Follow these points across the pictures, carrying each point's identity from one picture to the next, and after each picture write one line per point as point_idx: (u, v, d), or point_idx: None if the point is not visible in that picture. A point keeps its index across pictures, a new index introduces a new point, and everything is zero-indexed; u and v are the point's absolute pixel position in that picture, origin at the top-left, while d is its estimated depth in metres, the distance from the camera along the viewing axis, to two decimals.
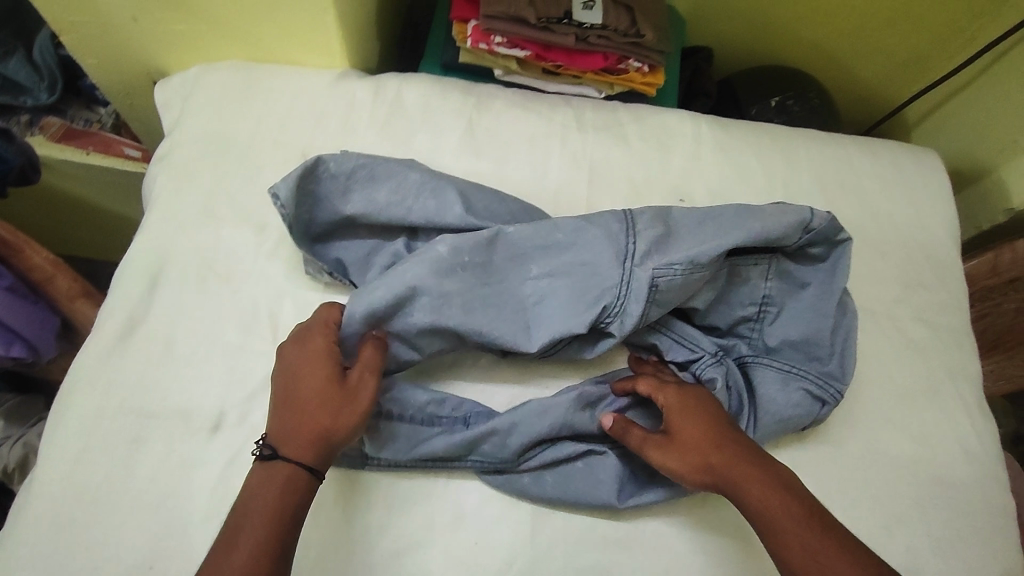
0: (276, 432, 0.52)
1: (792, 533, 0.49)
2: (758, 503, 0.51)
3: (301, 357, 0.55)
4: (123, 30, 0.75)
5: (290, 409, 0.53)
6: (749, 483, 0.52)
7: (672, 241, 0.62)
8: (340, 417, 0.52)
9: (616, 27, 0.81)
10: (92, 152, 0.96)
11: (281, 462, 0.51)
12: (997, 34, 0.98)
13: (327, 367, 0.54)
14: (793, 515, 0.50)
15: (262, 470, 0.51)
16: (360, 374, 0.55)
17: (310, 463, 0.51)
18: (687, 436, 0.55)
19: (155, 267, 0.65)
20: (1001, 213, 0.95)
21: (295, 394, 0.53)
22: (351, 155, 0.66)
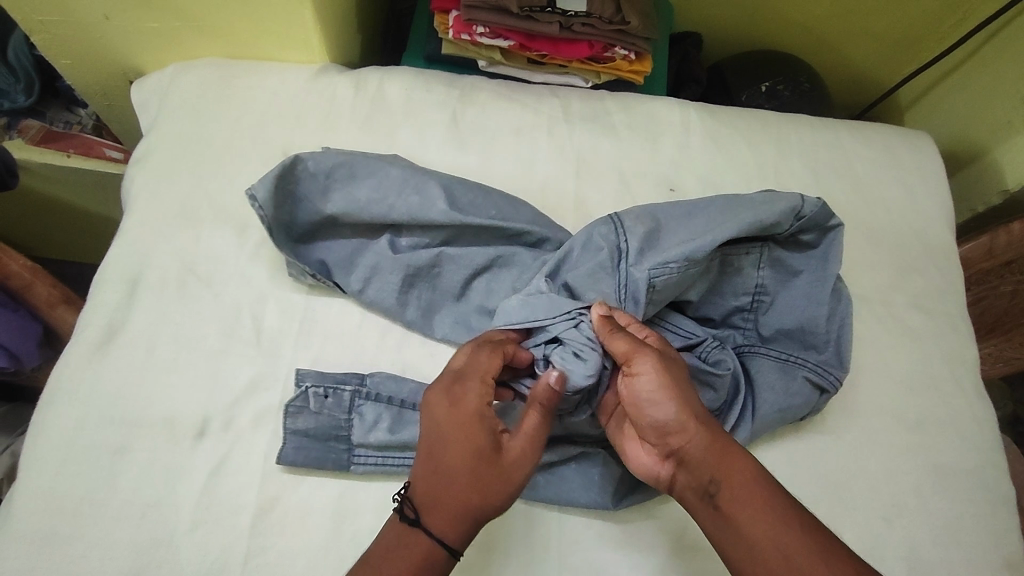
0: (419, 493, 0.48)
1: (755, 490, 0.48)
2: (726, 452, 0.50)
3: (450, 407, 0.49)
4: (95, 30, 0.73)
5: (437, 477, 0.48)
6: (720, 433, 0.51)
7: (665, 238, 0.61)
8: (492, 496, 0.47)
9: (600, 14, 0.79)
10: (72, 155, 0.94)
11: (422, 534, 0.47)
12: (989, 13, 0.96)
13: (487, 433, 0.49)
14: (754, 476, 0.49)
15: (404, 538, 0.47)
16: (521, 447, 0.49)
17: (453, 540, 0.47)
18: (673, 367, 0.52)
19: (135, 272, 0.64)
20: (996, 194, 0.93)
21: (443, 459, 0.48)
22: (330, 153, 0.65)
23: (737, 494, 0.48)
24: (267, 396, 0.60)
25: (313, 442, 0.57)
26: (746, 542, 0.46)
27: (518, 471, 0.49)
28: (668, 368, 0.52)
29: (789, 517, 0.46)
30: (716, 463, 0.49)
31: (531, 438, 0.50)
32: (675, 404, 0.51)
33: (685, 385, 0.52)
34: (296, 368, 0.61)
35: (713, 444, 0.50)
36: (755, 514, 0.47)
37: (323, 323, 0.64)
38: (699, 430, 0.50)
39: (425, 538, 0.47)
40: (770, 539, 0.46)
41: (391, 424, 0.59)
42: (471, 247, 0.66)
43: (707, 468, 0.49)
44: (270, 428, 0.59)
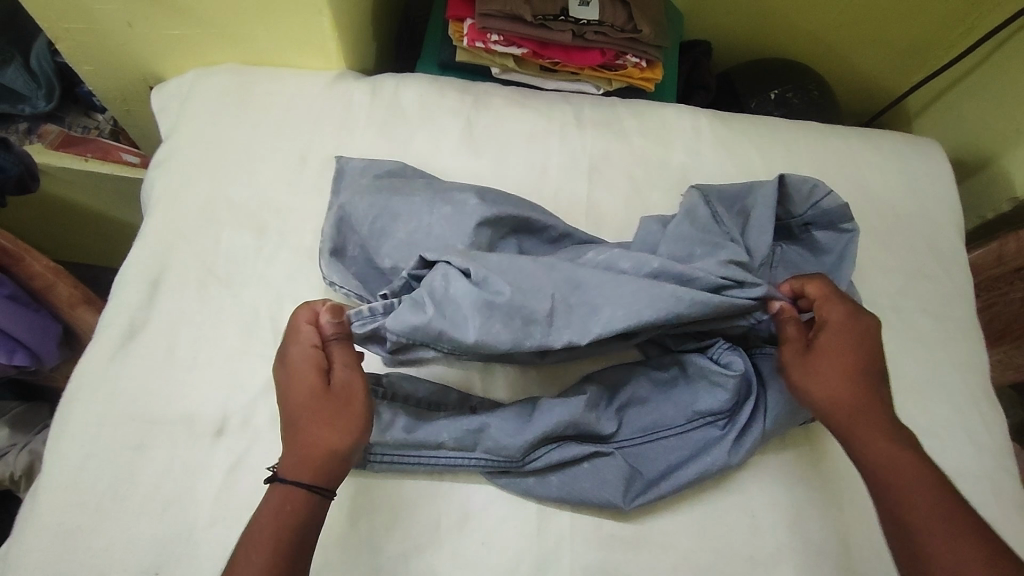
0: (291, 438, 0.50)
1: (896, 467, 0.52)
2: (863, 432, 0.54)
3: (292, 358, 0.53)
4: (119, 36, 0.75)
5: (295, 413, 0.51)
6: (858, 409, 0.54)
7: (697, 249, 0.62)
8: (340, 426, 0.50)
9: (612, 23, 0.80)
10: (91, 159, 0.96)
11: (280, 486, 0.48)
12: (997, 22, 0.97)
13: (309, 373, 0.52)
14: (894, 450, 0.52)
15: (268, 493, 0.49)
16: (345, 373, 0.53)
17: (314, 477, 0.49)
18: (840, 354, 0.56)
19: (156, 272, 0.65)
20: (1006, 202, 0.94)
21: (318, 403, 0.51)
22: (355, 162, 0.68)
23: (873, 472, 0.52)
24: None
25: None
26: (886, 517, 0.51)
27: (351, 400, 0.52)
28: (813, 361, 0.56)
29: (931, 492, 0.50)
30: (857, 445, 0.53)
31: (351, 373, 0.53)
32: (818, 394, 0.55)
33: (844, 376, 0.55)
34: None
35: (848, 424, 0.54)
36: (900, 494, 0.51)
37: None
38: (840, 412, 0.54)
39: (284, 488, 0.48)
40: (907, 512, 0.50)
41: (407, 423, 0.58)
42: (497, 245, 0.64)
43: (850, 447, 0.54)
44: None
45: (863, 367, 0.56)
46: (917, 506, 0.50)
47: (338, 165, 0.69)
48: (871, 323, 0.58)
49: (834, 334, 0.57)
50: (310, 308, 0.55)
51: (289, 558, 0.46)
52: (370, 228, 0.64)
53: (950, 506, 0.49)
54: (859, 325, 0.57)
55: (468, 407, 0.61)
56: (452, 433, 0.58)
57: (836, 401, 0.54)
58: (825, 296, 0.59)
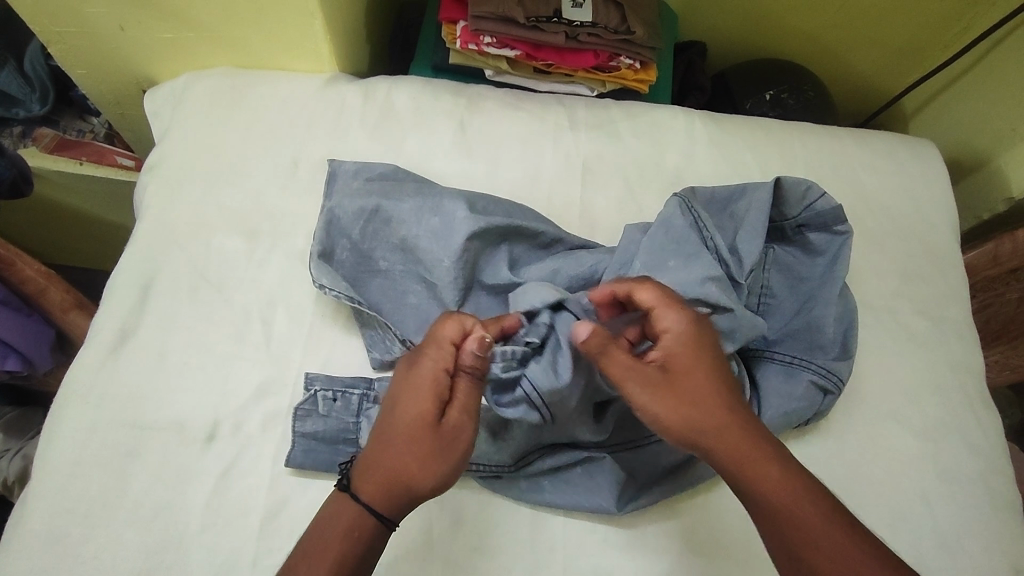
0: (369, 460, 0.48)
1: (791, 497, 0.47)
2: (744, 461, 0.48)
3: (410, 377, 0.49)
4: (110, 40, 0.74)
5: (393, 434, 0.48)
6: (735, 436, 0.48)
7: (671, 263, 0.60)
8: (432, 468, 0.47)
9: (606, 25, 0.80)
10: (85, 163, 0.95)
11: (352, 502, 0.47)
12: (992, 22, 0.97)
13: (428, 401, 0.48)
14: (780, 479, 0.47)
15: (338, 502, 0.47)
16: (460, 416, 0.48)
17: (388, 507, 0.47)
18: (697, 378, 0.50)
19: (147, 277, 0.65)
20: (1001, 202, 0.94)
21: (407, 433, 0.47)
22: (348, 164, 0.68)
23: (763, 509, 0.47)
24: (275, 400, 0.61)
25: (321, 444, 0.58)
26: (780, 555, 0.46)
27: (455, 450, 0.48)
28: (653, 390, 0.49)
29: (824, 521, 0.46)
30: (743, 476, 0.48)
31: (468, 410, 0.49)
32: (684, 428, 0.49)
33: (706, 399, 0.49)
34: (305, 372, 0.62)
35: (733, 456, 0.48)
36: (793, 527, 0.46)
37: (331, 329, 0.64)
38: (714, 442, 0.48)
39: (355, 504, 0.46)
40: (803, 547, 0.45)
41: None
42: (486, 252, 0.64)
43: (733, 482, 0.48)
44: (280, 431, 0.60)
45: (723, 387, 0.50)
46: (811, 539, 0.45)
47: (329, 167, 0.68)
48: (712, 340, 0.52)
49: (627, 372, 0.49)
50: (458, 326, 0.50)
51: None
52: (360, 233, 0.64)
53: (847, 533, 0.46)
54: (696, 342, 0.51)
55: None
56: None
57: (709, 432, 0.48)
58: (662, 303, 0.52)
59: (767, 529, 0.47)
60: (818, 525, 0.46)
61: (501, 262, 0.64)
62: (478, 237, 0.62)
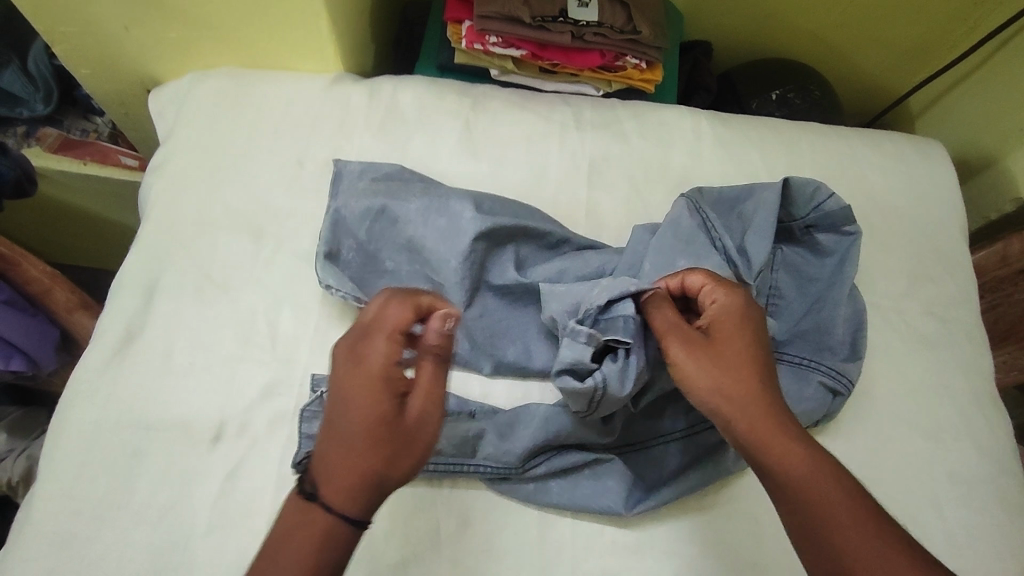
0: (329, 460, 0.43)
1: (814, 473, 0.45)
2: (768, 435, 0.47)
3: (358, 367, 0.45)
4: (115, 39, 0.74)
5: (355, 430, 0.43)
6: (769, 417, 0.48)
7: (680, 263, 0.60)
8: (400, 459, 0.44)
9: (612, 24, 0.80)
10: (89, 163, 0.95)
11: (321, 511, 0.42)
12: (1000, 21, 0.96)
13: (384, 389, 0.44)
14: (804, 456, 0.46)
15: (298, 512, 0.42)
16: (426, 402, 0.45)
17: (359, 507, 0.43)
18: (736, 345, 0.50)
19: (153, 278, 0.65)
20: (1009, 202, 0.93)
21: (371, 425, 0.43)
22: (354, 164, 0.68)
23: (784, 481, 0.46)
24: (281, 400, 0.60)
25: None
26: (795, 527, 0.45)
27: (422, 434, 0.45)
28: (693, 354, 0.50)
29: (845, 499, 0.45)
30: (764, 449, 0.47)
31: (434, 394, 0.46)
32: (712, 392, 0.49)
33: (742, 372, 0.49)
34: (312, 374, 0.62)
35: (756, 427, 0.47)
36: (816, 503, 0.45)
37: (337, 329, 0.64)
38: (742, 417, 0.47)
39: (321, 512, 0.42)
40: (818, 525, 0.44)
41: None
42: (493, 253, 0.64)
43: (754, 456, 0.47)
44: (286, 432, 0.59)
45: (760, 366, 0.50)
46: (830, 516, 0.44)
47: (336, 168, 0.68)
48: (758, 322, 0.53)
49: (671, 336, 0.51)
50: (406, 307, 0.46)
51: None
52: (367, 233, 0.63)
53: (863, 511, 0.44)
54: (743, 317, 0.52)
55: (467, 413, 0.59)
56: (452, 441, 0.56)
57: (739, 399, 0.48)
58: (712, 282, 0.54)
59: (784, 503, 0.46)
60: (837, 505, 0.45)
61: (508, 262, 0.64)
62: (485, 237, 0.62)
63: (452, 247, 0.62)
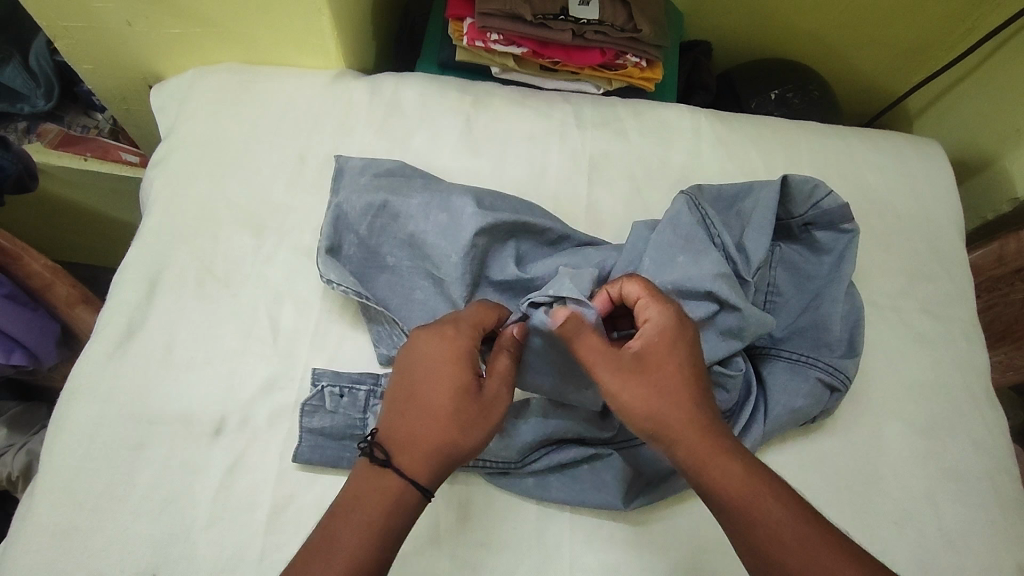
0: (404, 435, 0.48)
1: (753, 494, 0.46)
2: (707, 459, 0.47)
3: (441, 351, 0.50)
4: (118, 35, 0.74)
5: (436, 404, 0.49)
6: (708, 442, 0.48)
7: (679, 258, 0.60)
8: (473, 437, 0.49)
9: (613, 22, 0.80)
10: (89, 158, 0.95)
11: (396, 474, 0.47)
12: (998, 22, 0.97)
13: (464, 372, 0.50)
14: (743, 476, 0.47)
15: (374, 474, 0.47)
16: (498, 387, 0.51)
17: (433, 478, 0.48)
18: (666, 369, 0.50)
19: (154, 272, 0.65)
20: (1006, 202, 0.94)
21: (451, 403, 0.49)
22: (355, 160, 0.68)
23: (727, 505, 0.46)
24: (282, 395, 0.61)
25: (328, 440, 0.58)
26: (745, 552, 0.46)
27: (495, 417, 0.50)
28: (623, 384, 0.49)
29: (786, 518, 0.45)
30: (704, 474, 0.47)
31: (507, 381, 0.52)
32: (645, 421, 0.49)
33: (674, 396, 0.49)
34: (312, 368, 0.62)
35: (696, 451, 0.48)
36: (757, 525, 0.45)
37: (337, 324, 0.64)
38: (681, 444, 0.48)
39: (398, 476, 0.46)
40: (762, 546, 0.45)
41: None
42: (493, 248, 0.64)
43: (697, 480, 0.48)
44: (287, 426, 0.60)
45: (696, 385, 0.50)
46: (773, 537, 0.45)
47: (337, 164, 0.68)
48: (691, 335, 0.52)
49: (598, 364, 0.50)
50: (481, 313, 0.54)
51: (386, 552, 0.45)
52: (368, 228, 0.64)
53: (810, 523, 0.46)
54: (673, 336, 0.51)
55: None
56: None
57: (672, 424, 0.48)
58: (648, 294, 0.53)
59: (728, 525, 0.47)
60: (784, 525, 0.45)
61: (508, 257, 0.64)
62: (485, 233, 0.62)
63: (453, 243, 0.62)
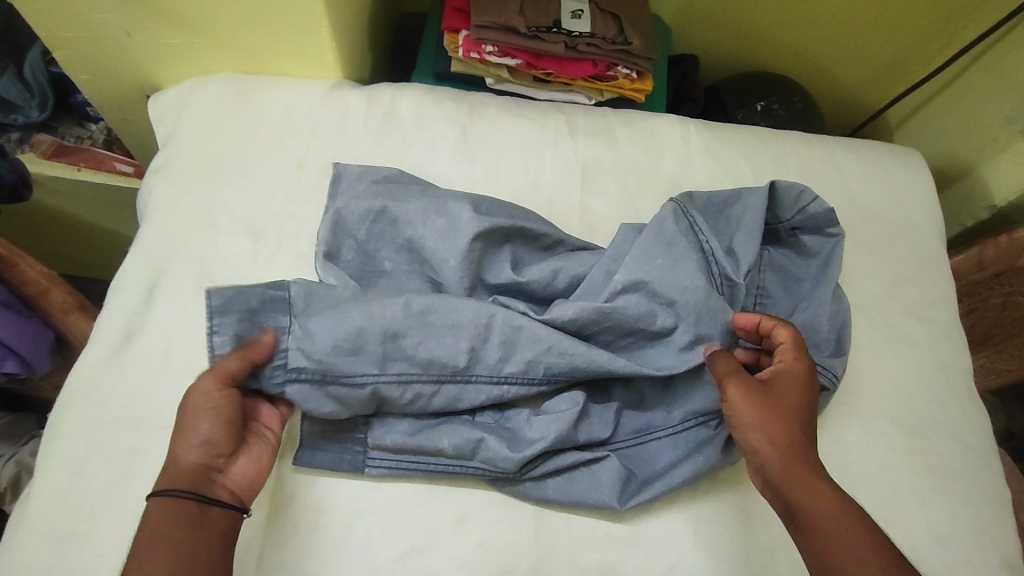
0: (189, 467, 0.49)
1: (836, 522, 0.48)
2: (804, 471, 0.51)
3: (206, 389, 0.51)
4: (118, 46, 0.76)
5: (188, 438, 0.50)
6: (798, 460, 0.52)
7: (658, 263, 0.62)
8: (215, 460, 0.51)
9: (604, 36, 0.83)
10: (83, 169, 0.96)
11: (176, 500, 0.48)
12: (971, 38, 1.02)
13: (201, 405, 0.51)
14: (831, 502, 0.49)
15: (162, 503, 0.48)
16: (201, 406, 0.51)
17: (179, 484, 0.49)
18: (787, 401, 0.55)
19: (153, 278, 0.65)
20: (984, 209, 0.97)
21: (193, 436, 0.50)
22: (353, 167, 0.70)
23: (808, 525, 0.49)
24: None
25: (329, 442, 0.57)
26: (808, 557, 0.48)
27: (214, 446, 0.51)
28: (750, 397, 0.54)
29: (860, 547, 0.47)
30: (793, 490, 0.51)
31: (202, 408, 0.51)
32: (757, 430, 0.53)
33: (779, 420, 0.53)
34: None
35: (793, 470, 0.51)
36: (829, 535, 0.48)
37: None
38: (778, 456, 0.52)
39: (166, 505, 0.48)
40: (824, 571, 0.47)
41: (409, 428, 0.58)
42: (487, 253, 0.64)
43: (784, 496, 0.51)
44: None
45: (805, 424, 0.54)
46: (837, 557, 0.47)
47: (335, 171, 0.70)
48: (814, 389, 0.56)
49: (787, 349, 0.58)
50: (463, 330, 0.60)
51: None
52: (367, 233, 0.65)
53: (869, 553, 0.47)
54: (802, 384, 0.56)
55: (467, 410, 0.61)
56: (452, 443, 0.57)
57: (775, 438, 0.53)
58: (795, 344, 0.58)
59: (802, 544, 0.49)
60: (850, 545, 0.47)
61: (503, 262, 0.65)
62: (482, 237, 0.63)
63: (454, 250, 0.63)
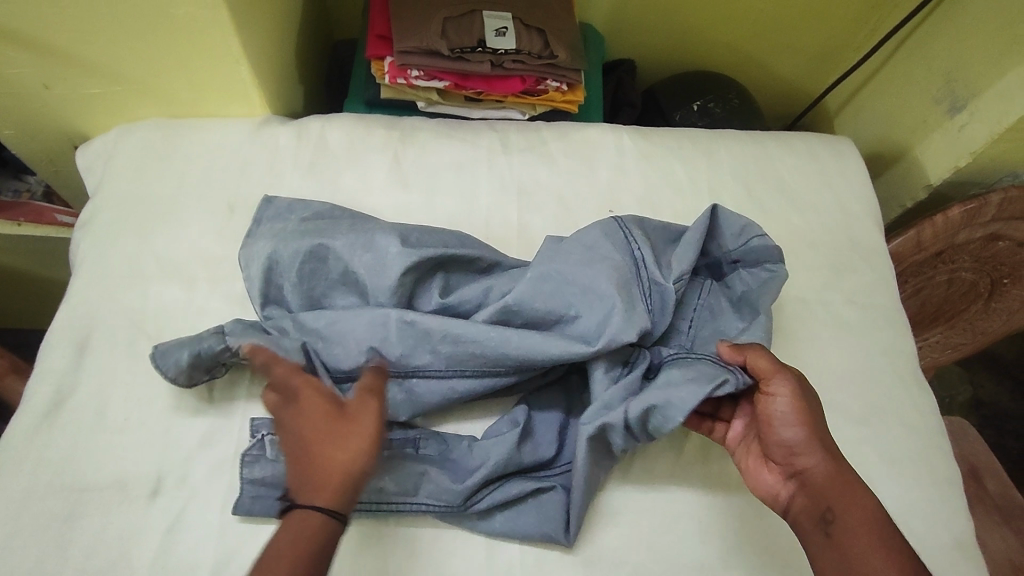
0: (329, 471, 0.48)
1: (874, 528, 0.50)
2: (845, 479, 0.53)
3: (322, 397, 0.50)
4: (36, 100, 0.74)
5: (316, 443, 0.49)
6: (837, 465, 0.53)
7: (575, 263, 0.63)
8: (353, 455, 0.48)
9: (529, 51, 0.83)
10: (23, 224, 0.91)
11: (314, 514, 0.47)
12: (895, 23, 1.04)
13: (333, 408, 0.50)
14: (869, 510, 0.51)
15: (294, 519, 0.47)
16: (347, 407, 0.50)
17: (331, 497, 0.47)
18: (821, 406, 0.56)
19: (83, 335, 0.64)
20: (921, 189, 0.97)
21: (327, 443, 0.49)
22: (282, 200, 0.70)
23: (845, 527, 0.50)
24: (220, 449, 0.59)
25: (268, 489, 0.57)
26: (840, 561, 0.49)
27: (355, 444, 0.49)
28: (798, 395, 0.55)
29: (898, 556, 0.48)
30: (831, 496, 0.52)
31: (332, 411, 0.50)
32: (802, 428, 0.55)
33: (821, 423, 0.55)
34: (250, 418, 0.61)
35: (834, 475, 0.53)
36: (867, 541, 0.49)
37: None
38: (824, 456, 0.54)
39: (306, 516, 0.46)
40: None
41: None
42: (416, 280, 0.64)
43: (822, 498, 0.52)
44: (227, 479, 0.58)
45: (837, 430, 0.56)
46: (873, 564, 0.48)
47: (266, 209, 0.70)
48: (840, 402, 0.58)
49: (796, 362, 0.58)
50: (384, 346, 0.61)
51: None
52: (299, 274, 0.63)
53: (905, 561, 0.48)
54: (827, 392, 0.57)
55: (413, 442, 0.60)
56: (396, 481, 0.56)
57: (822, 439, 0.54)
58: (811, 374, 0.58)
59: (832, 546, 0.50)
60: (887, 552, 0.48)
61: (433, 288, 0.64)
62: (412, 270, 0.63)
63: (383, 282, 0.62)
